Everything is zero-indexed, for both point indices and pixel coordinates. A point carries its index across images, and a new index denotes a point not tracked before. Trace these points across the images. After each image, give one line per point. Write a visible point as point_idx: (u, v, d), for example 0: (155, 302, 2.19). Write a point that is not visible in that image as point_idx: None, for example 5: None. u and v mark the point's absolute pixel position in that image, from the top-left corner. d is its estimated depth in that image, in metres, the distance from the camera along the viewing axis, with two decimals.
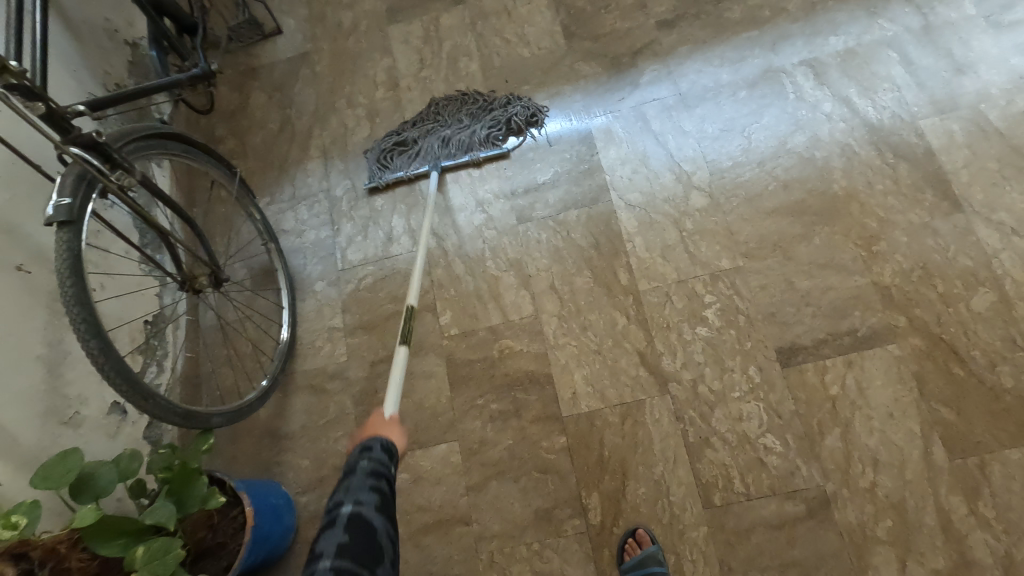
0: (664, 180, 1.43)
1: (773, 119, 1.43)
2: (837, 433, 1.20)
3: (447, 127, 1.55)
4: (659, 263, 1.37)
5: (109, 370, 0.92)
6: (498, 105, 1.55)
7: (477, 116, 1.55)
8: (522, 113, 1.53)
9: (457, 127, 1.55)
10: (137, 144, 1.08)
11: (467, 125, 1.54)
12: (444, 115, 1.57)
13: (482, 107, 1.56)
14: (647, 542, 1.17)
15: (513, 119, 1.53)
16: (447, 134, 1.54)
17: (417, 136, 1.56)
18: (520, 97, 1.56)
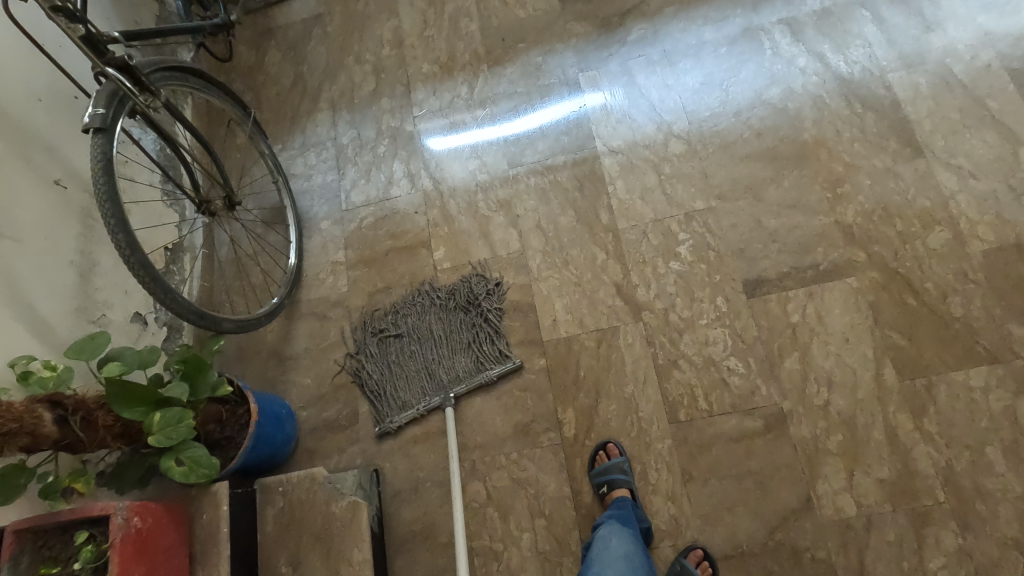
0: (646, 129, 1.53)
1: (751, 73, 1.52)
2: (795, 356, 1.29)
3: (423, 350, 1.45)
4: (638, 204, 1.47)
5: (134, 261, 1.04)
6: (461, 300, 1.47)
7: (454, 328, 1.45)
8: (490, 300, 1.45)
9: (439, 341, 1.44)
10: (162, 74, 1.21)
11: (446, 336, 1.45)
12: (414, 339, 1.46)
13: (449, 316, 1.47)
14: (616, 454, 1.28)
15: (489, 312, 1.44)
16: (440, 356, 1.43)
17: (400, 373, 1.44)
18: (472, 277, 1.49)
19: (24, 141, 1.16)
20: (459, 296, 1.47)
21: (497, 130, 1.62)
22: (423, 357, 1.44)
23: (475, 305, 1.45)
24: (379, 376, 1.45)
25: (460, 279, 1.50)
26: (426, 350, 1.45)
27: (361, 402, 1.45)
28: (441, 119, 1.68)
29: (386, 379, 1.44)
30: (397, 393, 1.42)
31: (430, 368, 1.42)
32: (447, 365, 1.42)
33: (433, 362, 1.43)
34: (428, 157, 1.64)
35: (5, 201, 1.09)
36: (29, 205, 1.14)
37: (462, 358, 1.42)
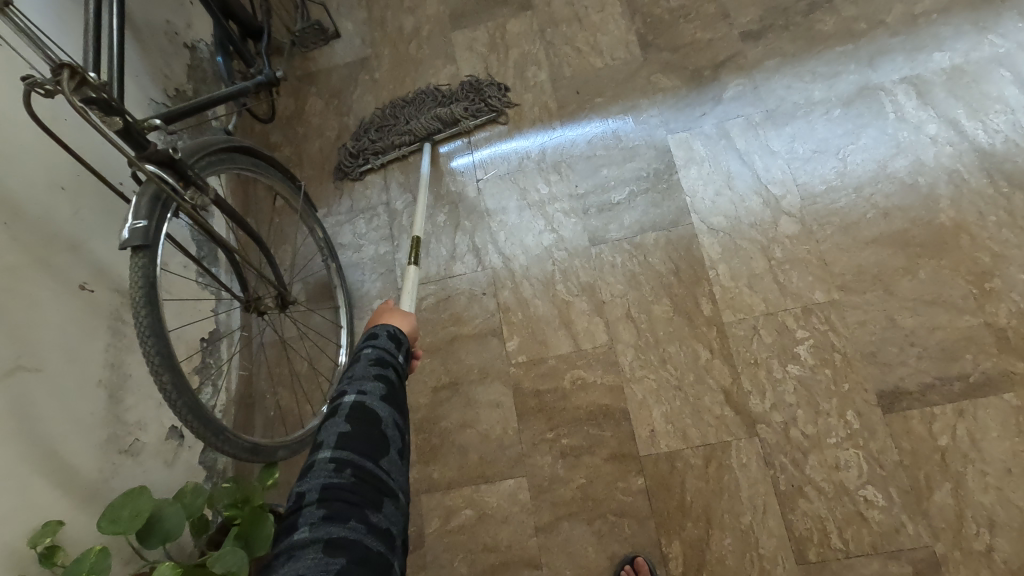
0: (750, 203, 1.34)
1: (872, 140, 1.33)
2: (947, 489, 1.10)
3: (414, 106, 1.58)
4: (745, 293, 1.28)
5: (181, 405, 0.86)
6: (464, 93, 1.56)
7: (447, 99, 1.56)
8: (493, 90, 1.55)
9: (418, 107, 1.57)
10: (209, 159, 1.02)
11: (424, 100, 1.58)
12: (410, 101, 1.59)
13: (443, 90, 1.58)
14: (644, 570, 1.12)
15: (490, 98, 1.54)
16: (429, 111, 1.56)
17: (390, 120, 1.58)
18: (474, 79, 1.58)
19: (45, 243, 0.97)
20: (461, 89, 1.56)
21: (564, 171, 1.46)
22: (414, 114, 1.57)
23: (475, 94, 1.55)
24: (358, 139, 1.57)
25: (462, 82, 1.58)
26: (415, 108, 1.58)
27: (428, 522, 1.26)
28: (496, 155, 1.52)
29: (374, 131, 1.57)
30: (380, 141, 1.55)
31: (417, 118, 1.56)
32: (424, 116, 1.55)
33: (418, 119, 1.55)
34: (496, 228, 1.45)
35: (24, 323, 0.90)
36: (51, 321, 0.95)
37: (439, 112, 1.54)
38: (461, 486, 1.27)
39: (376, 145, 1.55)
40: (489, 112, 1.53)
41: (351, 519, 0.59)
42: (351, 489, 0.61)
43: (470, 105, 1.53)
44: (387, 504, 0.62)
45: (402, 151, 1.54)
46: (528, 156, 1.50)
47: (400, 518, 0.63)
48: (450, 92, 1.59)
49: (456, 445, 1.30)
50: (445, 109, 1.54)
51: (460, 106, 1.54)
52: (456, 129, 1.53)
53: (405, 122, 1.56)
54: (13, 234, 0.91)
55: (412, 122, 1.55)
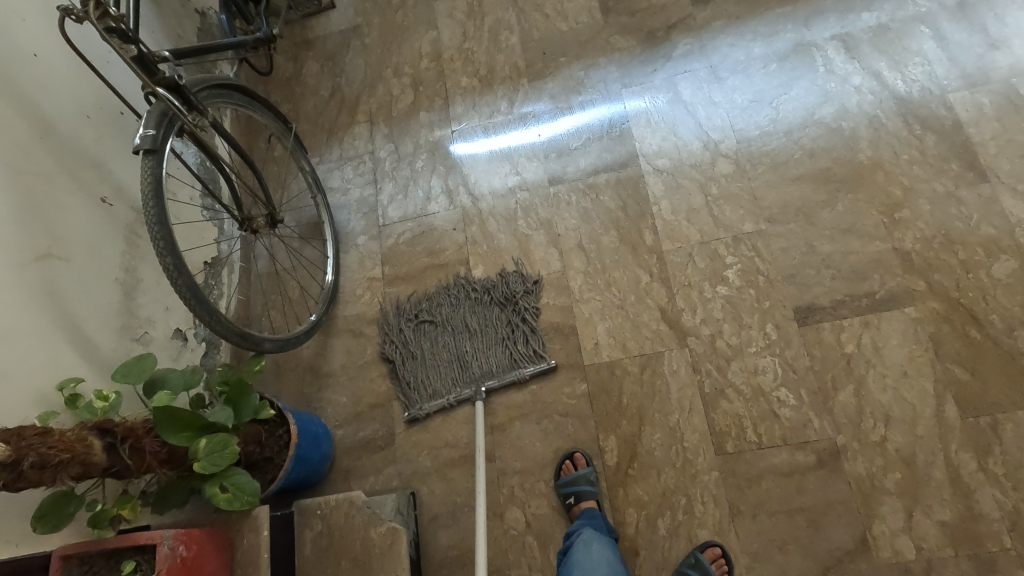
0: (692, 147, 1.49)
1: (803, 91, 1.47)
2: (850, 389, 1.24)
3: (456, 336, 1.45)
4: (683, 225, 1.43)
5: (182, 284, 1.04)
6: (497, 298, 1.46)
7: (490, 330, 1.44)
8: (526, 299, 1.44)
9: (472, 334, 1.44)
10: (209, 93, 1.20)
11: (478, 330, 1.44)
12: (453, 331, 1.46)
13: (481, 299, 1.47)
14: (583, 463, 1.28)
15: (526, 311, 1.43)
16: (480, 349, 1.42)
17: (433, 359, 1.45)
18: (503, 275, 1.49)
19: (72, 158, 1.16)
20: (498, 295, 1.46)
21: (530, 130, 1.62)
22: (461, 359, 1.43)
23: (515, 307, 1.44)
24: (409, 367, 1.45)
25: (495, 276, 1.49)
26: (460, 338, 1.45)
27: (398, 423, 1.43)
28: (473, 122, 1.67)
29: (421, 357, 1.45)
30: (433, 381, 1.42)
31: (469, 354, 1.42)
32: (483, 346, 1.42)
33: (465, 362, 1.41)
34: (467, 172, 1.61)
35: (55, 218, 1.09)
36: (77, 222, 1.14)
37: (495, 348, 1.42)
38: (428, 393, 1.44)
39: (425, 392, 1.41)
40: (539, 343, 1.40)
41: None
42: None
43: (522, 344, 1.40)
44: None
45: (449, 400, 1.39)
46: (500, 125, 1.65)
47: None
48: (482, 286, 1.48)
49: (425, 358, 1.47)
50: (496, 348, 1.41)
51: (512, 334, 1.42)
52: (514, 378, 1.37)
53: (463, 346, 1.44)
54: (47, 147, 1.11)
55: (467, 354, 1.42)
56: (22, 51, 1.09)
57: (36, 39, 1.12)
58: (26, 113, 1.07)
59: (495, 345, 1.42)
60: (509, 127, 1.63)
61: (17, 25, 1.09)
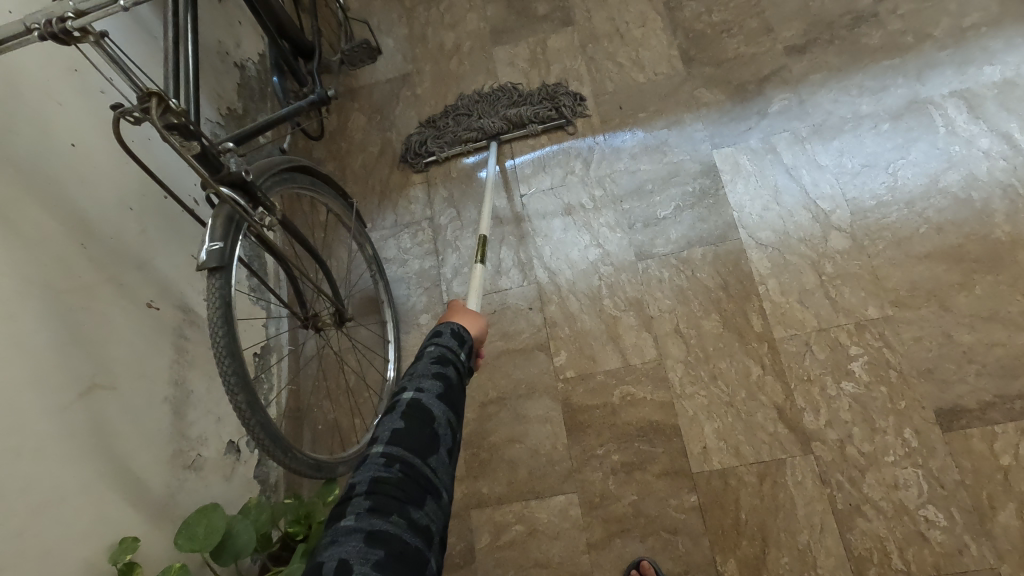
0: (799, 218, 1.34)
1: (922, 154, 1.32)
2: (1012, 509, 1.08)
3: (476, 108, 1.59)
4: (796, 309, 1.27)
5: (255, 424, 0.87)
6: (541, 95, 1.56)
7: (517, 102, 1.57)
8: (568, 98, 1.54)
9: (495, 98, 1.59)
10: (272, 181, 1.05)
11: (498, 99, 1.59)
12: (481, 99, 1.60)
13: (519, 90, 1.59)
14: (650, 573, 1.15)
15: (563, 104, 1.54)
16: (501, 109, 1.56)
17: (451, 129, 1.59)
18: (550, 84, 1.58)
19: (117, 262, 1.00)
20: (540, 102, 1.55)
21: (609, 195, 1.46)
22: (482, 117, 1.57)
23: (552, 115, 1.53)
24: (432, 138, 1.59)
25: (541, 84, 1.60)
26: (488, 105, 1.59)
27: (478, 537, 1.26)
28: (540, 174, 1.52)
29: (442, 119, 1.61)
30: (446, 132, 1.58)
31: (488, 113, 1.57)
32: (501, 107, 1.57)
33: (484, 128, 1.55)
34: (541, 243, 1.45)
35: (99, 340, 0.93)
36: (122, 338, 0.98)
37: (512, 106, 1.56)
38: (512, 502, 1.27)
39: (440, 141, 1.58)
40: (557, 114, 1.54)
41: (394, 513, 0.59)
42: (399, 483, 0.61)
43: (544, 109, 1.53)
44: (429, 502, 0.62)
45: (468, 146, 1.55)
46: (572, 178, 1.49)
47: (440, 517, 0.63)
48: (528, 90, 1.59)
49: (505, 460, 1.30)
50: (516, 109, 1.54)
51: (539, 109, 1.54)
52: (528, 131, 1.53)
53: (481, 109, 1.58)
54: (89, 254, 0.95)
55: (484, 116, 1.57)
56: (60, 144, 0.94)
57: (71, 128, 0.96)
58: (65, 218, 0.92)
59: (513, 105, 1.57)
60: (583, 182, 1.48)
61: (53, 115, 0.93)
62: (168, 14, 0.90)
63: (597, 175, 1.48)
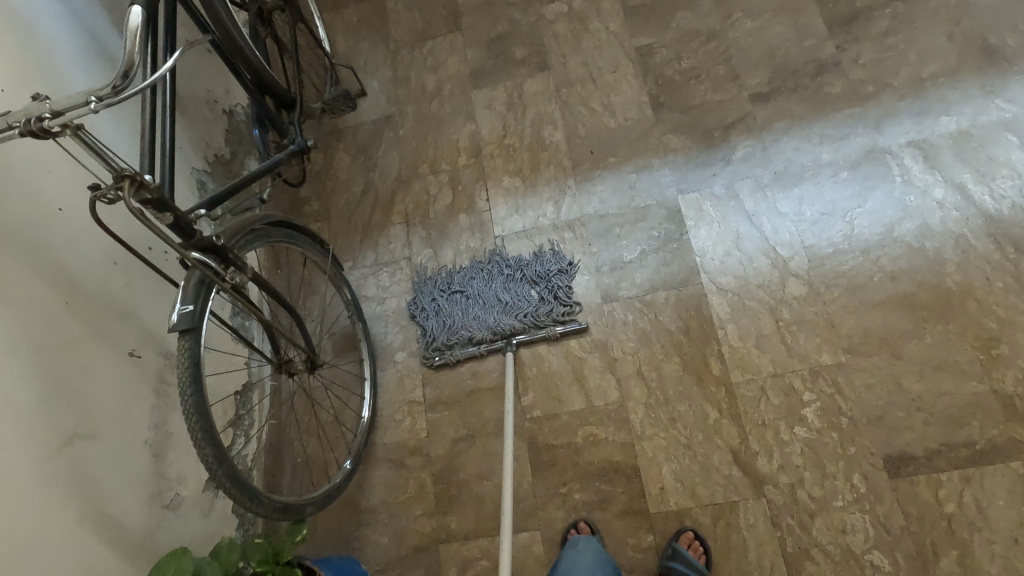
0: (759, 265, 1.38)
1: (879, 203, 1.36)
2: (954, 556, 1.12)
3: (481, 308, 1.47)
4: (753, 354, 1.32)
5: (221, 474, 0.93)
6: (541, 291, 1.46)
7: (519, 299, 1.46)
8: (562, 278, 1.46)
9: (495, 300, 1.47)
10: (245, 238, 1.11)
11: (497, 294, 1.48)
12: (478, 293, 1.49)
13: (512, 266, 1.50)
14: None
15: (561, 287, 1.45)
16: (503, 317, 1.45)
17: (461, 321, 1.47)
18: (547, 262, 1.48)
19: (100, 315, 1.07)
20: (540, 278, 1.47)
21: (579, 240, 1.51)
22: (486, 300, 1.48)
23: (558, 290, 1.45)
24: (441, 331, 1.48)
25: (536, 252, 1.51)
26: (487, 306, 1.47)
27: (445, 571, 1.32)
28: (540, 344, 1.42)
29: (442, 321, 1.49)
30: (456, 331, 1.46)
31: (494, 315, 1.45)
32: (506, 306, 1.46)
33: (494, 318, 1.45)
34: None
35: (81, 391, 1.00)
36: (103, 389, 1.05)
37: (517, 302, 1.46)
38: (478, 537, 1.33)
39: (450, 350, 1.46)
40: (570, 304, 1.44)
41: None
42: None
43: (555, 308, 1.43)
44: None
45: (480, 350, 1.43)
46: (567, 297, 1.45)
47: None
48: (522, 275, 1.48)
49: (473, 496, 1.36)
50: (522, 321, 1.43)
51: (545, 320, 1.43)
52: (545, 336, 1.42)
53: (482, 299, 1.48)
54: (73, 309, 1.02)
55: (491, 312, 1.46)
56: (48, 208, 1.01)
57: (59, 192, 1.03)
58: (52, 278, 0.99)
59: (517, 294, 1.46)
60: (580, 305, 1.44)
61: (42, 182, 1.01)
62: (144, 93, 0.96)
63: (569, 220, 1.53)
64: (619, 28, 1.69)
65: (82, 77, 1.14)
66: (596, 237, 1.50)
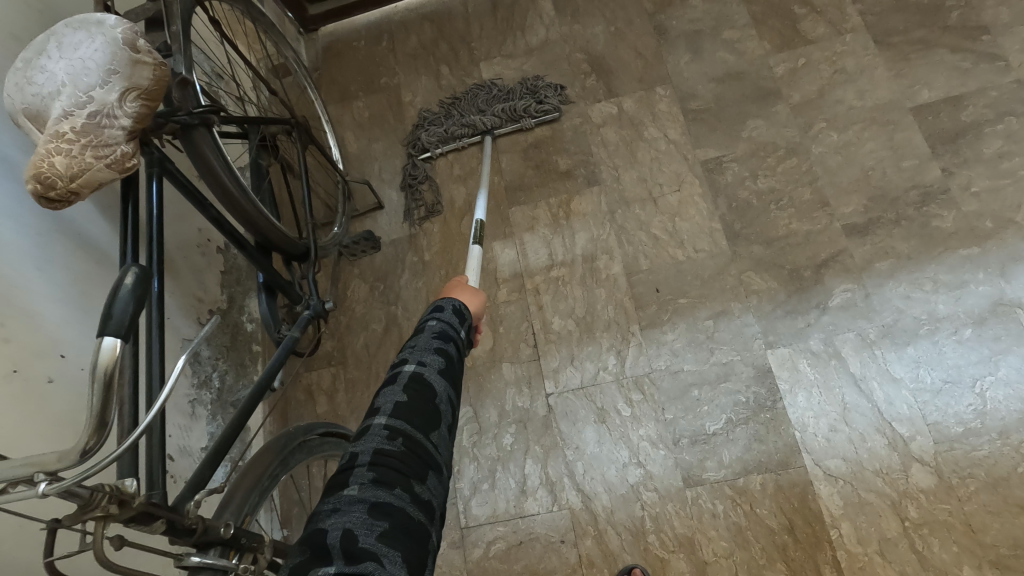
0: (873, 445, 1.16)
1: (1014, 372, 1.15)
2: None
3: (467, 107, 1.59)
4: (877, 564, 1.09)
5: None
6: (522, 92, 1.57)
7: (500, 101, 1.58)
8: (550, 90, 1.56)
9: (477, 103, 1.59)
10: (263, 489, 0.86)
11: (479, 101, 1.59)
12: (463, 98, 1.61)
13: (500, 91, 1.59)
14: None
15: (545, 97, 1.55)
16: (487, 108, 1.57)
17: (445, 122, 1.59)
18: (528, 78, 1.60)
19: None
20: (525, 90, 1.57)
21: (650, 404, 1.27)
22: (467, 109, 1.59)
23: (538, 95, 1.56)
24: (429, 133, 1.58)
25: (518, 82, 1.61)
26: (470, 103, 1.60)
27: None
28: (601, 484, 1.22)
29: (433, 117, 1.61)
30: (442, 127, 1.58)
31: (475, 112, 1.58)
32: (485, 107, 1.58)
33: (476, 116, 1.56)
34: (572, 457, 1.27)
35: None
36: None
37: (497, 105, 1.57)
38: None
39: (434, 137, 1.58)
40: (550, 107, 1.54)
41: None
42: None
43: (531, 103, 1.53)
44: (431, 478, 0.58)
45: (461, 140, 1.56)
46: (640, 482, 1.22)
47: (441, 492, 0.59)
48: (505, 85, 1.61)
49: None
50: (506, 106, 1.55)
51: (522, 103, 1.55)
52: (522, 125, 1.54)
53: (466, 111, 1.59)
54: None
55: (474, 113, 1.57)
56: None
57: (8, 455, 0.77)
58: None
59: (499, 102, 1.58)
60: (656, 492, 1.21)
61: None
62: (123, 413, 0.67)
63: (638, 378, 1.29)
64: (680, 137, 1.46)
65: (39, 280, 0.89)
66: (670, 401, 1.26)
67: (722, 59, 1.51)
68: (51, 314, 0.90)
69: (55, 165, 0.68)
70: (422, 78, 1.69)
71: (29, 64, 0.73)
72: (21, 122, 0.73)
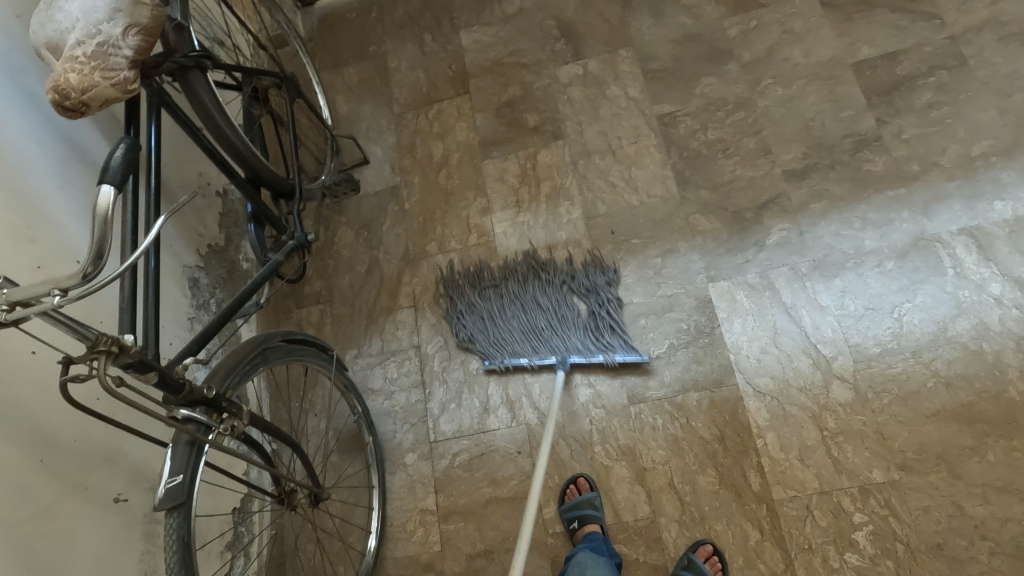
0: (799, 365, 1.27)
1: (930, 299, 1.25)
2: None
3: (530, 315, 1.43)
4: (796, 467, 1.21)
5: None
6: (584, 293, 1.42)
7: (558, 291, 1.44)
8: (601, 279, 1.42)
9: (542, 311, 1.42)
10: (243, 372, 1.01)
11: (544, 305, 1.43)
12: (516, 296, 1.46)
13: (555, 288, 1.45)
14: None
15: (609, 300, 1.40)
16: (555, 338, 1.39)
17: (507, 323, 1.43)
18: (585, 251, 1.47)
19: (80, 466, 0.97)
20: (583, 283, 1.43)
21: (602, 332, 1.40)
22: (533, 311, 1.43)
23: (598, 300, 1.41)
24: (481, 334, 1.44)
25: (569, 265, 1.47)
26: (534, 310, 1.43)
27: None
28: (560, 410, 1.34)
29: (488, 309, 1.46)
30: (503, 331, 1.43)
31: (542, 321, 1.41)
32: (556, 334, 1.39)
33: (543, 330, 1.40)
34: (530, 380, 1.40)
35: (59, 558, 0.90)
36: (86, 550, 0.95)
37: (568, 314, 1.41)
38: None
39: (494, 341, 1.43)
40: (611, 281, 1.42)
41: None
42: None
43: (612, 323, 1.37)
44: None
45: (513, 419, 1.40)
46: (590, 401, 1.35)
47: None
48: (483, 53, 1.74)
49: None
50: (577, 331, 1.38)
51: (596, 343, 1.36)
52: (603, 363, 1.35)
53: (532, 344, 1.40)
54: (50, 469, 0.92)
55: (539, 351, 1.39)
56: (19, 354, 0.91)
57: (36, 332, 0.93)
58: (27, 436, 0.89)
59: (569, 307, 1.41)
60: (604, 409, 1.34)
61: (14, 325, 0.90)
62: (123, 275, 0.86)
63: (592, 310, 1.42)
64: (640, 95, 1.58)
65: (61, 198, 1.06)
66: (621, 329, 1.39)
67: (681, 22, 1.63)
68: (68, 224, 1.06)
69: (70, 80, 0.84)
70: (408, 46, 1.83)
71: (49, 5, 0.89)
72: (43, 54, 0.88)
